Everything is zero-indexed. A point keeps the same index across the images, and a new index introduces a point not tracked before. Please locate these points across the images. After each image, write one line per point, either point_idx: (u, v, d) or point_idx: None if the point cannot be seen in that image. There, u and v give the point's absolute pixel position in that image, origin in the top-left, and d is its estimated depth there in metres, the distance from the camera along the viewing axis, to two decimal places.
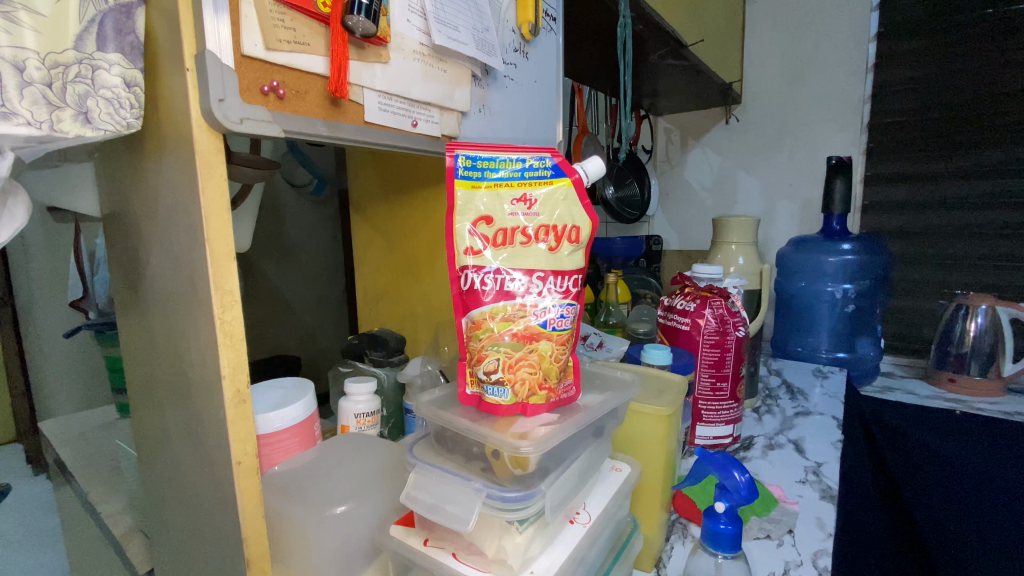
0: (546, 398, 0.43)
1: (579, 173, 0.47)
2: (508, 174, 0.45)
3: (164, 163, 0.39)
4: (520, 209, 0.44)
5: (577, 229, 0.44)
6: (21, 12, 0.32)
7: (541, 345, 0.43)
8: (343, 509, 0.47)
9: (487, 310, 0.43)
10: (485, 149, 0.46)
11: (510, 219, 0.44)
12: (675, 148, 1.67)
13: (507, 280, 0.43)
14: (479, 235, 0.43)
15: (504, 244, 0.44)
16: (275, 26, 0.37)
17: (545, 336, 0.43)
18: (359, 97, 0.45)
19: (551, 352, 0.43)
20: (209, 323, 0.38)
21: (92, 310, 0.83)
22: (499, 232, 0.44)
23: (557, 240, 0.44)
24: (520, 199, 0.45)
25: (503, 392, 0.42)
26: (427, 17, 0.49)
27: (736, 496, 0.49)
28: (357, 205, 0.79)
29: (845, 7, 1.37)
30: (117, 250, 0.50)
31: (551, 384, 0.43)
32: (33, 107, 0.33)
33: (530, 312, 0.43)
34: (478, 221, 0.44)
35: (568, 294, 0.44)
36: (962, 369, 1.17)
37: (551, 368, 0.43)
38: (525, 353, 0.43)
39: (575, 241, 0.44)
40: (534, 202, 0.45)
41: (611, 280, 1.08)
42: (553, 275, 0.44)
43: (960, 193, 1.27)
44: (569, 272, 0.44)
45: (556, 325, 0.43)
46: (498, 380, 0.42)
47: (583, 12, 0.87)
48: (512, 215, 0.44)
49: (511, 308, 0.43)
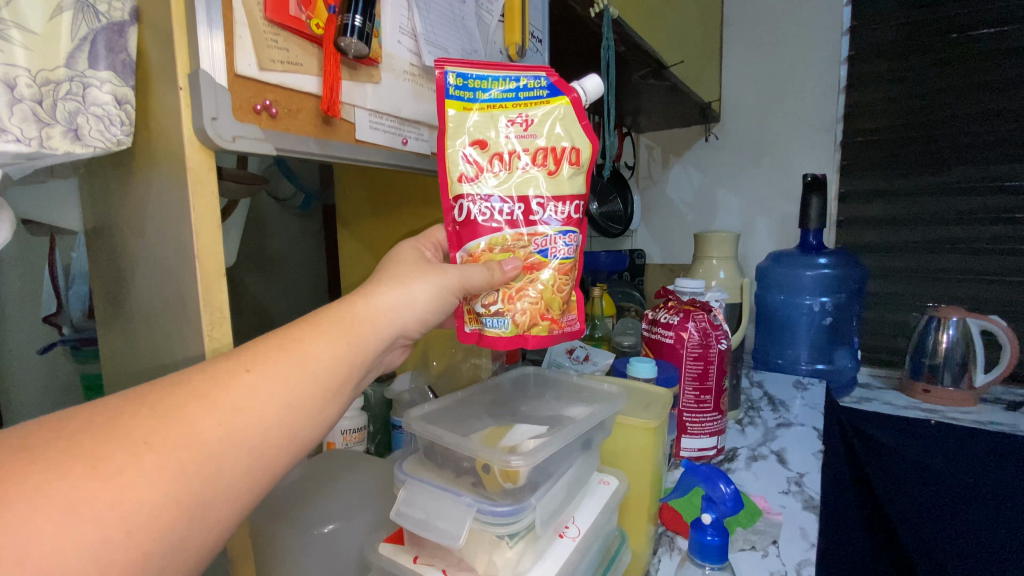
0: (549, 329, 0.45)
1: (577, 92, 0.46)
2: (500, 94, 0.45)
3: (153, 180, 0.39)
4: (515, 132, 0.45)
5: (576, 151, 0.44)
6: (13, 30, 0.32)
7: (542, 275, 0.45)
8: (330, 528, 0.49)
9: (482, 244, 0.45)
10: (477, 68, 0.46)
11: (504, 142, 0.45)
12: (657, 165, 1.70)
13: (502, 208, 0.44)
14: (472, 160, 0.44)
15: (499, 168, 0.44)
16: (269, 46, 0.38)
17: (545, 265, 0.45)
18: (350, 116, 0.45)
19: (552, 282, 0.45)
20: (197, 340, 0.38)
21: (65, 325, 0.81)
22: (494, 156, 0.44)
23: (556, 162, 0.44)
24: (515, 120, 0.45)
25: (503, 323, 0.44)
26: (417, 38, 0.50)
27: (722, 507, 0.51)
28: (343, 220, 0.79)
29: (817, 30, 1.43)
30: (100, 265, 0.49)
31: (553, 315, 0.45)
32: (23, 124, 0.33)
33: (531, 241, 0.45)
34: (471, 145, 0.44)
35: (568, 221, 0.45)
36: (935, 380, 1.21)
37: (554, 299, 0.45)
38: (526, 283, 0.45)
39: (576, 163, 0.44)
40: (531, 124, 0.45)
41: (596, 294, 1.08)
42: (553, 201, 0.44)
43: (931, 209, 1.32)
44: (568, 196, 0.45)
45: (558, 254, 0.45)
46: (497, 311, 0.44)
47: (566, 34, 0.90)
48: (507, 136, 0.45)
49: (510, 237, 0.45)
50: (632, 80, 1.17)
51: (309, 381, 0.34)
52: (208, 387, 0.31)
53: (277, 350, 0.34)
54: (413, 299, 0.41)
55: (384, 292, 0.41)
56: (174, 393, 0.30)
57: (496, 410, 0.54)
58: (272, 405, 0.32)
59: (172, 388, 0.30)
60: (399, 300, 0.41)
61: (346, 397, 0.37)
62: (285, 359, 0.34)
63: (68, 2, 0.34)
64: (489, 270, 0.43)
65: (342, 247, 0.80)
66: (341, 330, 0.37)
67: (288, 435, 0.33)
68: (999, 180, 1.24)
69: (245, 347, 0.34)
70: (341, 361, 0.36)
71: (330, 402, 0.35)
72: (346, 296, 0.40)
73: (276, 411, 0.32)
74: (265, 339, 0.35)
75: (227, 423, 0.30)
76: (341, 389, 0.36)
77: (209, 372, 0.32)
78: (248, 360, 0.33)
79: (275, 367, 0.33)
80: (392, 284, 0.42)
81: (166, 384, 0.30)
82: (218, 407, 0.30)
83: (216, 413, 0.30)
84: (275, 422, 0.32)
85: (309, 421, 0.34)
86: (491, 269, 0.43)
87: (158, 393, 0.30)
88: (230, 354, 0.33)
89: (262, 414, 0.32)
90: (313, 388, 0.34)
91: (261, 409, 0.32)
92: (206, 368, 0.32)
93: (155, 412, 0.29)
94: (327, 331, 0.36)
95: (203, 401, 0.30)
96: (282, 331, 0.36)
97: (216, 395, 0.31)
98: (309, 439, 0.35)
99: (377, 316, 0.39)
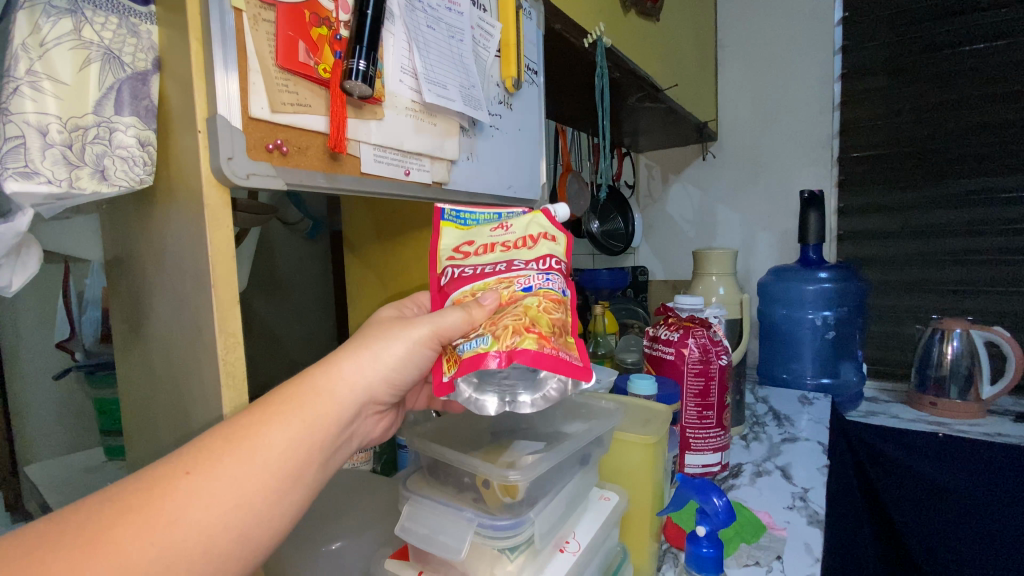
0: (537, 344, 0.38)
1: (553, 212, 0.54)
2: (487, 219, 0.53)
3: (172, 215, 0.42)
4: (498, 231, 0.51)
5: (553, 237, 0.50)
6: (45, 82, 0.35)
7: (526, 300, 0.41)
8: (337, 544, 0.51)
9: (465, 290, 0.46)
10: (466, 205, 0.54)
11: (489, 238, 0.50)
12: (657, 183, 1.73)
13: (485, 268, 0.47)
14: (461, 252, 0.50)
15: (483, 253, 0.49)
16: (279, 91, 0.41)
17: (528, 295, 0.42)
18: (356, 151, 0.48)
19: (538, 304, 0.41)
20: (212, 365, 0.40)
21: (78, 350, 0.84)
22: (479, 246, 0.50)
23: (535, 241, 0.49)
24: (499, 227, 0.51)
25: (483, 339, 0.39)
26: (418, 77, 0.53)
27: (716, 520, 0.52)
28: (351, 244, 0.82)
29: (809, 51, 1.47)
30: (120, 293, 0.52)
31: (541, 332, 0.39)
32: (54, 167, 0.36)
33: (514, 282, 0.44)
34: (460, 245, 0.50)
35: (552, 268, 0.45)
36: (942, 392, 1.20)
37: (541, 317, 0.40)
38: (509, 307, 0.41)
39: (553, 241, 0.49)
40: (510, 225, 0.51)
41: (599, 312, 1.10)
42: (534, 258, 0.46)
43: (931, 222, 1.33)
44: (547, 255, 0.47)
45: (542, 288, 0.43)
46: (477, 333, 0.40)
47: (564, 63, 0.94)
48: (491, 235, 0.51)
49: (492, 283, 0.45)
50: (628, 104, 1.20)
51: (259, 475, 0.34)
52: (143, 501, 0.31)
53: (224, 443, 0.34)
54: (381, 360, 0.42)
55: (346, 361, 0.41)
56: (104, 512, 0.30)
57: (497, 428, 0.55)
58: (215, 510, 0.32)
59: (102, 506, 0.31)
60: (362, 365, 0.42)
61: (311, 479, 0.37)
62: (233, 453, 0.34)
63: (97, 55, 0.37)
64: (467, 310, 0.42)
65: (348, 271, 0.83)
66: (298, 408, 0.37)
67: (240, 536, 0.33)
68: (995, 192, 1.26)
69: (193, 443, 0.34)
70: (297, 443, 0.36)
71: (289, 490, 0.35)
72: (309, 366, 0.41)
73: (222, 516, 0.32)
74: (212, 433, 0.35)
75: (159, 541, 0.30)
76: (300, 474, 0.36)
77: (149, 481, 0.32)
78: (191, 462, 0.33)
79: (218, 465, 0.33)
80: (357, 349, 0.42)
81: (95, 504, 0.31)
82: (153, 523, 0.30)
83: (148, 530, 0.30)
84: (221, 527, 0.32)
85: (262, 519, 0.34)
86: (468, 311, 0.42)
87: (87, 513, 0.30)
88: (175, 455, 0.34)
89: (205, 522, 0.32)
90: (267, 478, 0.34)
91: (203, 517, 0.32)
92: (145, 477, 0.32)
93: (76, 540, 0.29)
94: (282, 413, 0.36)
95: (131, 518, 0.30)
96: (233, 421, 0.36)
97: (150, 508, 0.31)
98: (265, 535, 0.34)
99: (337, 389, 0.40)
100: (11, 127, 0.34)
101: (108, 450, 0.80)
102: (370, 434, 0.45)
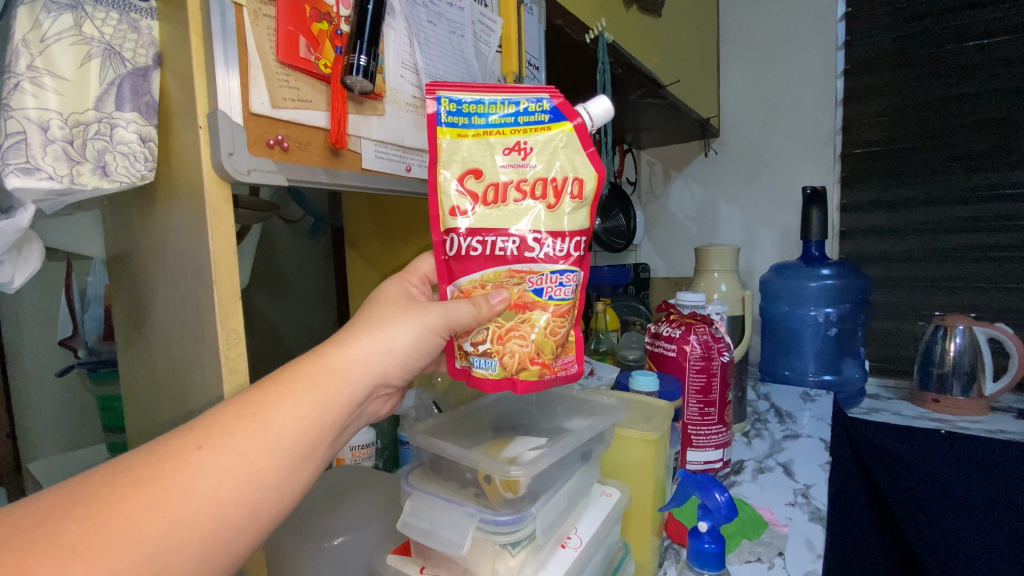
0: (539, 373, 0.43)
1: (582, 116, 0.45)
2: (498, 119, 0.45)
3: (174, 210, 0.42)
4: (513, 162, 0.44)
5: (579, 184, 0.43)
6: (46, 77, 0.35)
7: (535, 314, 0.44)
8: (339, 540, 0.51)
9: (475, 279, 0.45)
10: (471, 91, 0.45)
11: (501, 172, 0.44)
12: (659, 180, 1.72)
13: (496, 242, 0.44)
14: (467, 192, 0.44)
15: (494, 201, 0.44)
16: (280, 86, 0.41)
17: (538, 305, 0.44)
18: (357, 147, 0.48)
19: (546, 324, 0.43)
20: (213, 359, 0.40)
21: (81, 348, 0.84)
22: (489, 186, 0.44)
23: (556, 196, 0.43)
24: (513, 147, 0.44)
25: (491, 364, 0.43)
26: (419, 72, 0.53)
27: (718, 515, 0.52)
28: (352, 241, 0.82)
29: (812, 46, 1.46)
30: (122, 290, 0.52)
31: (545, 359, 0.43)
32: (56, 163, 0.36)
33: (526, 279, 0.44)
34: (466, 176, 0.44)
35: (566, 260, 0.44)
36: (944, 389, 1.20)
37: (546, 342, 0.43)
38: (517, 323, 0.44)
39: (577, 197, 0.43)
40: (528, 146, 0.44)
41: (600, 308, 1.11)
42: (552, 236, 0.43)
43: (934, 218, 1.32)
44: (567, 232, 0.44)
45: (553, 294, 0.44)
46: (485, 351, 0.43)
47: (564, 59, 0.93)
48: (503, 165, 0.44)
49: (503, 274, 0.44)
50: (630, 99, 1.20)
51: (270, 452, 0.34)
52: (155, 474, 0.31)
53: (235, 419, 0.34)
54: (393, 345, 0.42)
55: (359, 341, 0.41)
56: (115, 485, 0.30)
57: (499, 424, 0.55)
58: (226, 487, 0.32)
59: (112, 479, 0.31)
60: (375, 347, 0.41)
61: (318, 459, 0.37)
62: (245, 430, 0.34)
63: (97, 50, 0.37)
64: (476, 305, 0.42)
65: (350, 268, 0.83)
66: (308, 388, 0.37)
67: (251, 512, 0.33)
68: (998, 188, 1.25)
69: (205, 418, 0.34)
70: (308, 423, 0.36)
71: (298, 470, 0.36)
72: (320, 346, 0.40)
73: (232, 492, 0.32)
74: (225, 408, 0.35)
75: (170, 515, 0.30)
76: (309, 454, 0.36)
77: (160, 454, 0.32)
78: (203, 436, 0.33)
79: (229, 440, 0.33)
80: (369, 330, 0.42)
81: (107, 475, 0.31)
82: (163, 495, 0.30)
83: (159, 504, 0.30)
84: (232, 503, 0.32)
85: (271, 498, 0.34)
86: (476, 304, 0.43)
87: (97, 486, 0.30)
88: (186, 429, 0.34)
89: (216, 498, 0.32)
90: (277, 456, 0.34)
91: (215, 491, 0.32)
92: (156, 450, 0.32)
93: (89, 511, 0.29)
94: (293, 392, 0.36)
95: (142, 491, 0.30)
96: (243, 397, 0.36)
97: (161, 481, 0.31)
98: (272, 514, 0.35)
99: (349, 370, 0.39)
100: (12, 123, 0.34)
101: (110, 447, 0.80)
102: (375, 414, 0.45)
